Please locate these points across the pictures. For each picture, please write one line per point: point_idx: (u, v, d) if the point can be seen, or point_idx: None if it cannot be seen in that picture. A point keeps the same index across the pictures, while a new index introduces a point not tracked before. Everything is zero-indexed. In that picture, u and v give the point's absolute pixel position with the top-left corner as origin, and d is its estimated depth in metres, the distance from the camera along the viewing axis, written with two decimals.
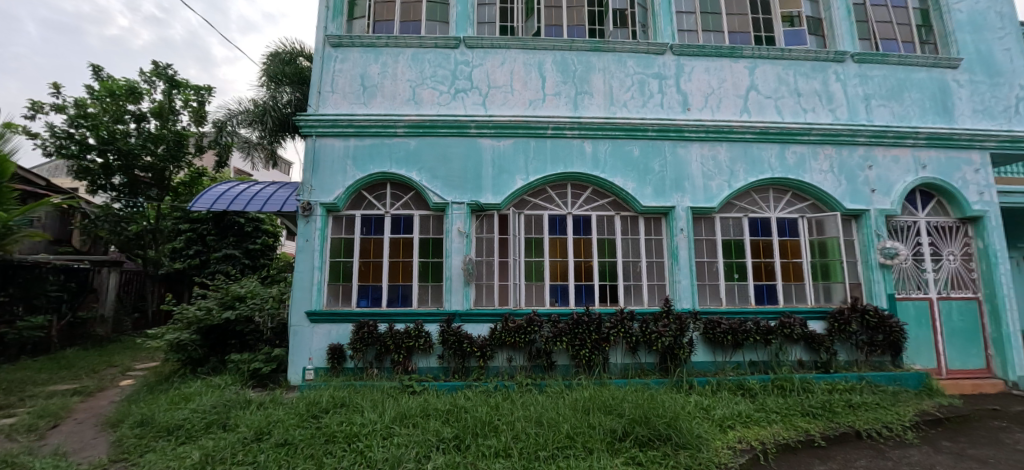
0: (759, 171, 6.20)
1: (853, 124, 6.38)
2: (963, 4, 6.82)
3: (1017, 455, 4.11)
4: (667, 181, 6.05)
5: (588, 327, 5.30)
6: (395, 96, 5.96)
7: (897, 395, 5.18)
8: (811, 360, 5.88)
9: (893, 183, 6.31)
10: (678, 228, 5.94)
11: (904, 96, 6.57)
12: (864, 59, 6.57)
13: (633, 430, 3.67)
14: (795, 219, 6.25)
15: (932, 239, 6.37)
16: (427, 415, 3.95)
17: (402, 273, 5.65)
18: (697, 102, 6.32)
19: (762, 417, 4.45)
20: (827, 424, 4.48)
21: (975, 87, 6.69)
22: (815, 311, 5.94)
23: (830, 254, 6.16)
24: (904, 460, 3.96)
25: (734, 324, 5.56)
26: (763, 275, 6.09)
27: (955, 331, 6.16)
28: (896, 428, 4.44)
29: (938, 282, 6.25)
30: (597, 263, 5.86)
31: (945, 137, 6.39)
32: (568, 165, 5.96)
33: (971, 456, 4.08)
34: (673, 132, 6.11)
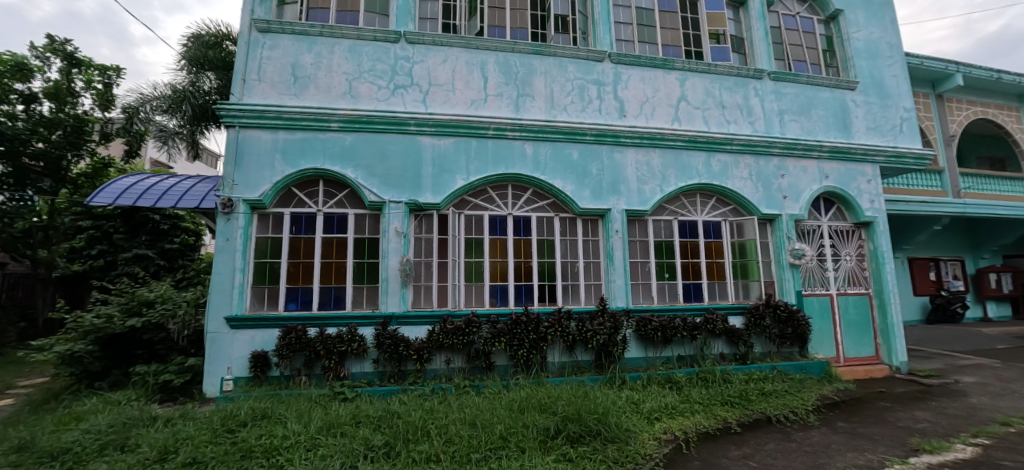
0: (688, 176, 6.60)
1: (769, 135, 6.96)
2: (860, 34, 7.67)
3: (897, 431, 4.69)
4: (604, 184, 6.27)
5: (527, 327, 5.38)
6: (331, 89, 5.70)
7: (802, 383, 5.78)
8: (731, 353, 6.37)
9: (801, 191, 6.97)
10: (614, 229, 6.18)
11: (812, 112, 7.27)
12: (780, 77, 7.19)
13: (565, 427, 3.78)
14: (718, 222, 6.72)
15: (833, 241, 7.11)
16: (357, 423, 3.83)
17: (335, 274, 5.41)
18: (633, 109, 6.61)
19: (685, 409, 4.78)
20: (742, 411, 4.91)
21: (869, 107, 7.54)
22: (735, 307, 6.42)
23: (749, 254, 6.71)
24: (806, 441, 4.37)
25: (664, 321, 5.91)
26: (691, 274, 6.49)
27: (851, 322, 6.92)
28: (800, 412, 4.94)
29: (838, 279, 6.98)
30: (536, 264, 5.96)
31: (844, 151, 7.16)
32: (509, 165, 6.00)
33: (860, 434, 4.60)
34: (610, 137, 6.34)
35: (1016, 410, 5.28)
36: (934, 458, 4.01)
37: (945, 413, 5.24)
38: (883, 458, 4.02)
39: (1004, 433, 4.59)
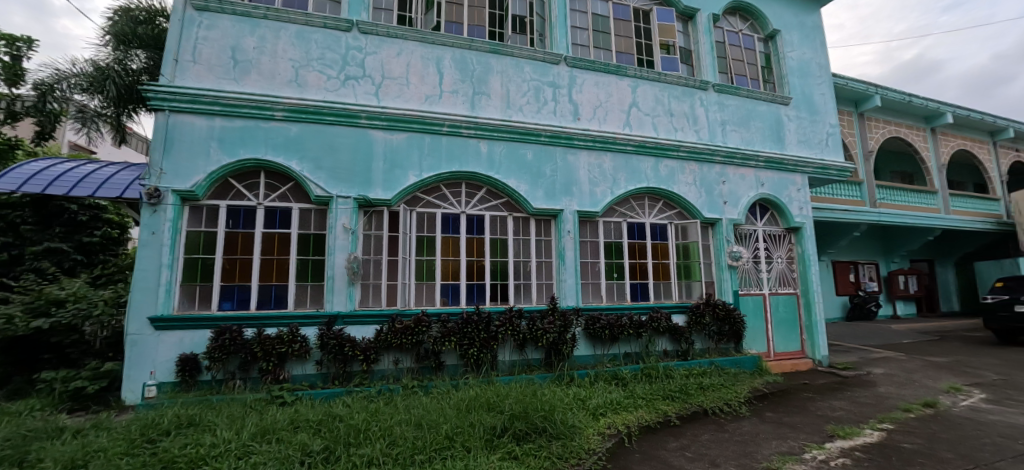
0: (637, 180, 6.84)
1: (712, 144, 7.34)
2: (794, 53, 8.25)
3: (816, 419, 5.11)
4: (557, 185, 6.36)
5: (478, 326, 5.36)
6: (275, 76, 5.40)
7: (736, 376, 6.17)
8: (673, 350, 6.67)
9: (740, 197, 7.41)
10: (566, 230, 6.29)
11: (750, 124, 7.74)
12: (723, 89, 7.60)
13: (512, 425, 3.82)
14: (665, 225, 7.00)
15: (767, 244, 7.61)
16: (295, 428, 3.67)
17: (276, 271, 5.14)
18: (587, 112, 6.74)
19: (628, 404, 4.95)
20: (681, 405, 5.17)
21: (801, 122, 8.13)
22: (678, 306, 6.72)
23: (692, 256, 7.05)
24: (737, 430, 4.65)
25: (612, 320, 6.10)
26: (638, 274, 6.72)
27: (781, 320, 7.43)
28: (733, 405, 5.26)
29: (770, 280, 7.48)
30: (489, 263, 5.96)
31: (778, 161, 7.69)
32: (463, 163, 5.96)
33: (785, 423, 4.96)
34: (563, 139, 6.45)
35: (915, 398, 5.90)
36: (846, 443, 4.39)
37: (858, 401, 5.76)
38: (803, 444, 4.35)
39: (905, 419, 5.11)
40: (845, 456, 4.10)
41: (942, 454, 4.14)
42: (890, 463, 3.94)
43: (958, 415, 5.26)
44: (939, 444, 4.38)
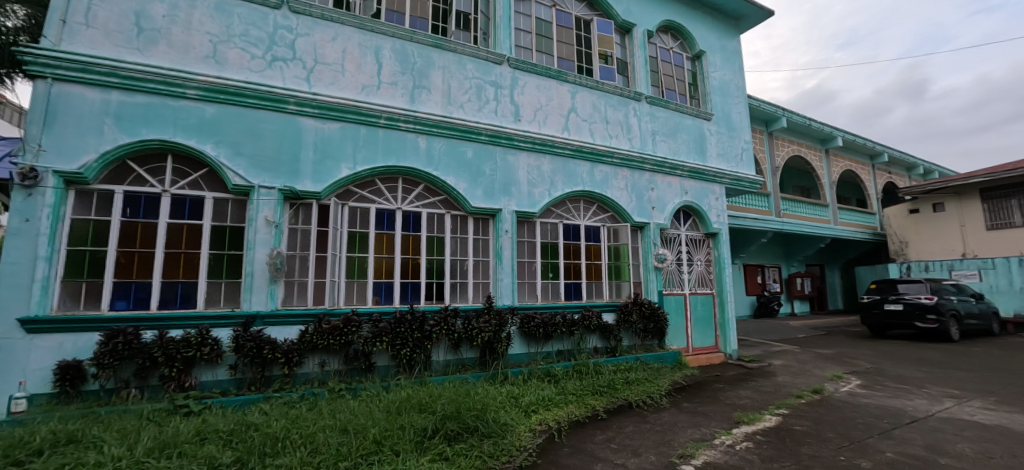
0: (574, 183, 7.01)
1: (644, 152, 7.72)
2: (717, 74, 8.92)
3: (726, 407, 5.55)
4: (496, 185, 6.35)
5: (411, 326, 5.20)
6: (189, 50, 4.87)
7: (659, 371, 6.55)
8: (603, 347, 6.93)
9: (666, 203, 7.87)
10: (504, 229, 6.30)
11: (678, 136, 8.25)
12: (654, 102, 8.02)
13: (443, 426, 3.75)
14: (598, 227, 7.26)
15: (689, 248, 8.15)
16: (202, 440, 3.33)
17: (183, 267, 4.64)
18: (528, 115, 6.80)
19: (559, 401, 5.07)
20: (608, 399, 5.39)
21: (721, 137, 8.81)
22: (609, 304, 7.00)
23: (622, 257, 7.38)
24: (658, 421, 4.93)
25: (546, 318, 6.22)
26: (572, 274, 6.90)
27: (699, 318, 8.00)
28: (656, 397, 5.56)
29: (691, 281, 8.02)
30: (424, 261, 5.81)
31: (700, 172, 8.27)
32: (401, 158, 5.76)
33: (699, 412, 5.33)
34: (504, 139, 6.45)
35: (807, 385, 6.61)
36: (750, 428, 4.82)
37: (761, 390, 6.35)
38: (714, 431, 4.71)
39: (799, 404, 5.71)
40: (749, 439, 4.50)
41: (826, 434, 4.67)
42: (785, 445, 4.38)
43: (840, 399, 5.98)
44: (824, 426, 4.94)
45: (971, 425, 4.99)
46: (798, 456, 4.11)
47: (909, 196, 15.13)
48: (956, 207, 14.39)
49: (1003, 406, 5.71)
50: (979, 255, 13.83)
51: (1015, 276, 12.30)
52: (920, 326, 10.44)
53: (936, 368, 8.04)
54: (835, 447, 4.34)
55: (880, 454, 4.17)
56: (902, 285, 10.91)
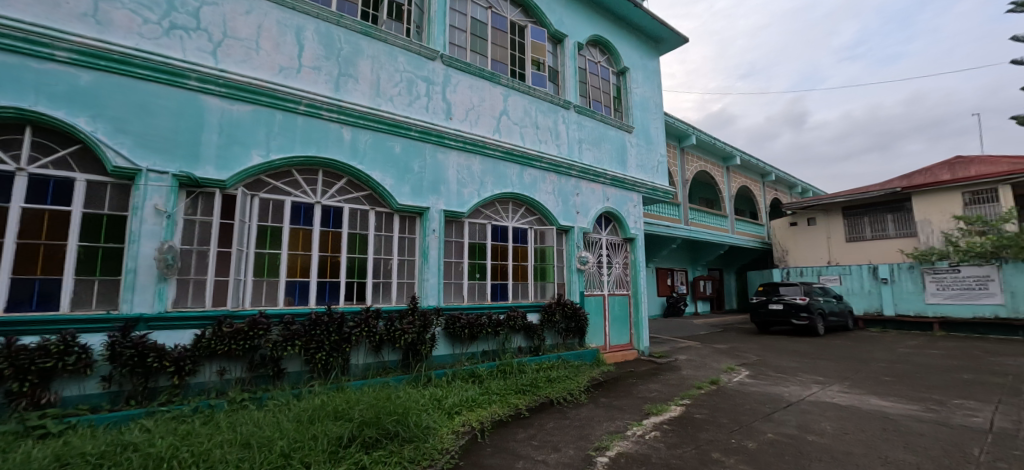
0: (503, 185, 7.02)
1: (571, 159, 7.96)
2: (638, 90, 9.47)
3: (637, 400, 5.88)
4: (424, 183, 6.16)
5: (328, 328, 4.85)
6: (60, 3, 4.10)
7: (578, 368, 6.78)
8: (527, 346, 7.01)
9: (590, 208, 8.18)
10: (431, 229, 6.13)
11: (602, 145, 8.61)
12: (582, 111, 8.30)
13: (361, 433, 3.54)
14: (526, 229, 7.34)
15: (609, 251, 8.54)
16: (61, 466, 2.81)
17: (43, 261, 3.93)
18: (460, 114, 6.68)
19: (483, 401, 5.03)
20: (531, 397, 5.45)
21: (640, 149, 9.36)
22: (533, 305, 7.11)
23: (547, 259, 7.54)
24: (577, 416, 5.07)
25: (472, 319, 6.13)
26: (499, 275, 6.90)
27: (617, 317, 8.41)
28: (575, 394, 5.74)
29: (610, 282, 8.41)
30: (345, 260, 5.47)
31: (621, 180, 8.72)
32: (321, 148, 5.36)
33: (614, 406, 5.58)
34: (434, 137, 6.28)
35: (707, 377, 7.23)
36: (658, 418, 5.14)
37: (668, 383, 6.82)
38: (627, 423, 4.95)
39: (699, 395, 6.21)
40: (657, 429, 4.79)
41: (721, 420, 5.12)
42: (687, 432, 4.72)
43: (733, 389, 6.60)
44: (720, 413, 5.42)
45: (832, 406, 5.76)
46: (698, 441, 4.45)
47: (790, 211, 17.23)
48: (825, 221, 16.54)
49: (855, 389, 6.68)
50: (841, 262, 15.96)
51: (864, 280, 14.42)
52: (797, 323, 11.92)
53: (807, 358, 9.21)
54: (727, 431, 4.77)
55: (763, 435, 4.65)
56: (784, 288, 12.39)
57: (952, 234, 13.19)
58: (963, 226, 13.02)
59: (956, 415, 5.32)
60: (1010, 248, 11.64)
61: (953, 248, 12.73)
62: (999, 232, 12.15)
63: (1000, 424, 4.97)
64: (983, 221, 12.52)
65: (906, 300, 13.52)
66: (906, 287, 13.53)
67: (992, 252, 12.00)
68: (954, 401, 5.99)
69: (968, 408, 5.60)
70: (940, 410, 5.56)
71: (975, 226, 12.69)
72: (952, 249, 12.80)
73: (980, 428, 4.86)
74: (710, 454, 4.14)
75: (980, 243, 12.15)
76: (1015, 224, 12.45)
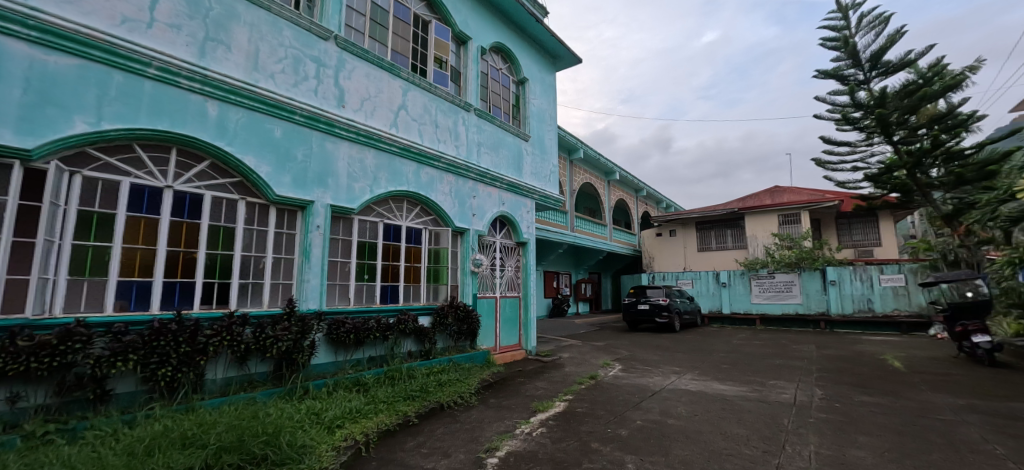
0: (398, 183, 6.63)
1: (469, 161, 7.86)
2: (535, 101, 9.77)
3: (525, 399, 5.97)
4: (308, 173, 5.53)
5: (176, 338, 4.06)
6: None
7: (469, 371, 6.69)
8: (417, 350, 6.71)
9: (486, 211, 8.17)
10: (314, 224, 5.50)
11: (500, 150, 8.68)
12: (483, 115, 8.26)
13: (217, 461, 3.02)
14: (420, 229, 7.05)
15: (503, 254, 8.61)
16: None
17: None
18: (353, 102, 6.15)
19: (368, 411, 4.64)
20: (421, 403, 5.19)
21: (535, 158, 9.65)
22: (425, 308, 6.84)
23: (441, 261, 7.34)
24: (468, 419, 4.95)
25: (358, 323, 5.65)
26: (389, 276, 6.50)
27: (508, 319, 8.50)
28: (466, 396, 5.63)
29: (502, 285, 8.48)
30: (203, 256, 4.67)
31: (517, 186, 8.89)
32: (177, 123, 4.48)
33: (503, 406, 5.58)
34: (322, 124, 5.69)
35: (587, 373, 7.66)
36: (544, 415, 5.26)
37: (553, 380, 7.07)
38: (516, 421, 4.98)
39: (580, 390, 6.53)
40: (543, 425, 4.89)
41: (600, 412, 5.42)
42: (569, 426, 4.89)
43: (608, 382, 7.08)
44: (598, 405, 5.74)
45: (687, 392, 6.48)
46: (580, 434, 4.63)
47: (658, 223, 19.31)
48: (683, 233, 18.87)
49: (703, 376, 7.63)
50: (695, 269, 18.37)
51: (710, 283, 16.52)
52: (660, 322, 13.30)
53: (667, 352, 10.34)
54: (605, 422, 5.05)
55: (633, 423, 5.02)
56: (650, 290, 13.80)
57: (770, 248, 15.96)
58: (778, 241, 15.91)
59: (772, 393, 6.35)
60: (808, 259, 14.55)
61: (771, 259, 15.35)
62: (800, 247, 14.96)
63: (801, 398, 6.05)
64: (791, 237, 15.40)
65: (739, 300, 15.81)
66: (739, 290, 15.82)
67: (796, 263, 14.76)
68: (771, 381, 7.17)
69: (780, 387, 6.73)
70: (761, 389, 6.58)
71: (785, 242, 15.55)
72: (770, 260, 15.42)
73: (789, 401, 5.86)
74: (590, 444, 4.33)
75: (788, 255, 14.88)
76: (811, 241, 15.43)
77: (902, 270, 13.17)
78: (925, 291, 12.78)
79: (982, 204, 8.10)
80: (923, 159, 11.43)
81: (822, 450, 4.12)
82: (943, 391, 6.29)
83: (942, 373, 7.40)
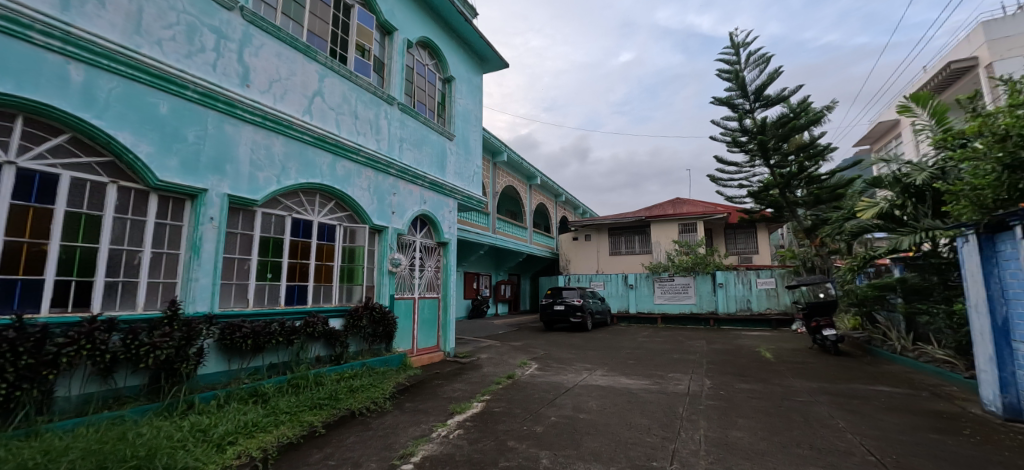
0: (310, 174, 6.11)
1: (390, 157, 7.51)
2: (461, 101, 9.62)
3: (442, 401, 5.81)
4: (201, 157, 4.88)
5: (15, 349, 3.35)
6: None
7: (384, 375, 6.38)
8: (326, 355, 6.24)
9: (406, 209, 7.86)
10: (207, 216, 4.87)
11: (423, 148, 8.41)
12: (406, 109, 7.95)
13: None
14: (334, 225, 6.58)
15: (423, 254, 8.35)
16: None
17: None
18: (260, 83, 5.56)
19: (266, 424, 4.19)
20: (329, 412, 4.81)
21: (458, 158, 9.50)
22: (336, 310, 6.39)
23: (356, 260, 6.92)
24: (381, 426, 4.68)
25: (258, 327, 5.09)
26: (296, 275, 5.98)
27: (426, 321, 8.25)
28: (380, 402, 5.33)
29: (421, 285, 8.22)
30: (57, 250, 3.92)
31: (439, 185, 8.67)
32: (25, 85, 3.71)
33: (420, 410, 5.37)
34: (221, 103, 5.06)
35: (504, 373, 7.69)
36: (461, 416, 5.15)
37: (471, 381, 6.99)
38: (432, 425, 4.81)
39: (498, 389, 6.52)
40: (460, 427, 4.78)
41: (516, 411, 5.44)
42: (487, 426, 4.84)
43: (524, 381, 7.17)
44: (515, 404, 5.76)
45: (597, 387, 6.76)
46: (496, 433, 4.59)
47: (574, 227, 20.10)
48: (597, 238, 19.87)
49: (611, 371, 8.03)
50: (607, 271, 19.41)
51: (619, 285, 17.50)
52: (574, 321, 13.83)
53: (579, 350, 10.76)
54: (521, 420, 5.07)
55: (548, 419, 5.11)
56: (566, 291, 14.30)
57: (671, 253, 17.34)
58: (677, 247, 17.34)
59: (670, 385, 6.85)
60: (702, 264, 15.96)
61: (672, 263, 16.59)
62: (695, 253, 16.43)
63: (694, 388, 6.60)
64: (688, 244, 16.87)
65: (644, 301, 16.96)
66: (644, 291, 16.96)
67: (692, 267, 16.12)
68: (670, 374, 7.74)
69: (677, 379, 7.30)
70: (661, 381, 7.08)
71: (684, 248, 17.00)
72: (671, 264, 16.67)
73: (684, 391, 6.37)
74: (507, 443, 4.31)
75: (685, 260, 16.21)
76: (704, 248, 17.00)
77: (773, 274, 15.09)
78: (790, 292, 14.79)
79: (830, 221, 9.26)
80: (792, 181, 13.19)
81: (710, 433, 4.50)
82: (801, 376, 7.27)
83: (802, 362, 8.55)
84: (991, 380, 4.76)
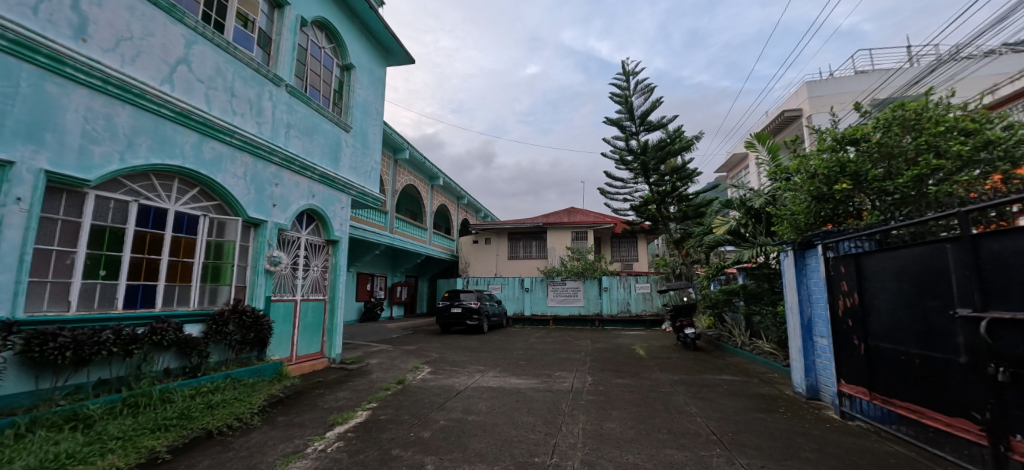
0: (167, 154, 5.24)
1: (273, 143, 6.78)
2: (360, 91, 9.08)
3: (322, 412, 5.38)
4: (5, 120, 3.94)
5: None
6: None
7: (252, 387, 5.71)
8: (179, 367, 5.40)
9: (290, 203, 7.15)
10: (11, 197, 3.93)
11: (313, 137, 7.75)
12: (295, 92, 7.25)
13: None
14: (196, 216, 5.74)
15: (307, 252, 7.67)
16: None
17: None
18: (102, 39, 4.65)
19: (87, 454, 3.49)
20: (178, 433, 4.15)
21: (354, 151, 8.94)
22: (195, 314, 5.57)
23: (224, 257, 6.11)
24: (244, 445, 4.16)
25: (82, 336, 4.22)
26: (142, 273, 5.09)
27: (307, 325, 7.58)
28: (246, 417, 4.76)
29: (304, 287, 7.55)
30: None
31: (330, 179, 8.06)
32: None
33: (294, 423, 4.90)
34: (40, 56, 4.14)
35: (394, 378, 7.39)
36: (342, 428, 4.81)
37: (356, 389, 6.58)
38: (307, 439, 4.42)
39: (385, 396, 6.23)
40: (341, 439, 4.46)
41: (404, 417, 5.24)
42: (370, 435, 4.59)
43: (415, 386, 6.96)
44: (402, 410, 5.56)
45: (487, 388, 6.83)
46: (380, 443, 4.37)
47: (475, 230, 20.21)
48: (496, 242, 20.21)
49: (502, 372, 8.17)
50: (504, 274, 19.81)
51: (515, 288, 17.98)
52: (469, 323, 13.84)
53: (473, 352, 10.79)
54: (407, 427, 4.90)
55: (436, 423, 5.01)
56: (463, 294, 14.34)
57: (564, 259, 18.33)
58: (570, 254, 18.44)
59: (556, 383, 7.18)
60: (590, 270, 17.23)
61: (564, 268, 17.64)
62: (585, 260, 17.66)
63: (577, 385, 7.00)
64: (580, 251, 18.12)
65: (537, 304, 17.64)
66: (539, 294, 17.66)
67: (581, 272, 17.26)
68: (556, 373, 8.11)
69: (562, 377, 7.66)
70: (547, 380, 7.39)
71: (575, 255, 18.14)
72: (563, 269, 17.74)
73: (568, 389, 6.72)
74: (390, 451, 4.13)
75: (576, 265, 17.34)
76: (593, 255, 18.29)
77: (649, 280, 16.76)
78: (661, 296, 16.55)
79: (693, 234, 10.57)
80: (666, 198, 14.89)
81: (587, 426, 4.80)
82: (667, 370, 8.12)
83: (669, 357, 9.57)
84: (800, 367, 5.76)
